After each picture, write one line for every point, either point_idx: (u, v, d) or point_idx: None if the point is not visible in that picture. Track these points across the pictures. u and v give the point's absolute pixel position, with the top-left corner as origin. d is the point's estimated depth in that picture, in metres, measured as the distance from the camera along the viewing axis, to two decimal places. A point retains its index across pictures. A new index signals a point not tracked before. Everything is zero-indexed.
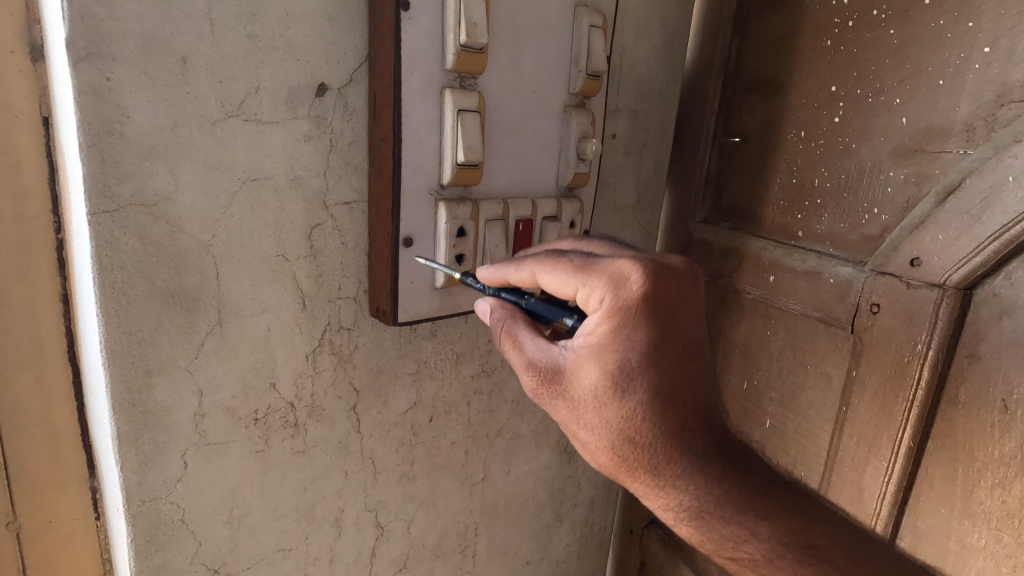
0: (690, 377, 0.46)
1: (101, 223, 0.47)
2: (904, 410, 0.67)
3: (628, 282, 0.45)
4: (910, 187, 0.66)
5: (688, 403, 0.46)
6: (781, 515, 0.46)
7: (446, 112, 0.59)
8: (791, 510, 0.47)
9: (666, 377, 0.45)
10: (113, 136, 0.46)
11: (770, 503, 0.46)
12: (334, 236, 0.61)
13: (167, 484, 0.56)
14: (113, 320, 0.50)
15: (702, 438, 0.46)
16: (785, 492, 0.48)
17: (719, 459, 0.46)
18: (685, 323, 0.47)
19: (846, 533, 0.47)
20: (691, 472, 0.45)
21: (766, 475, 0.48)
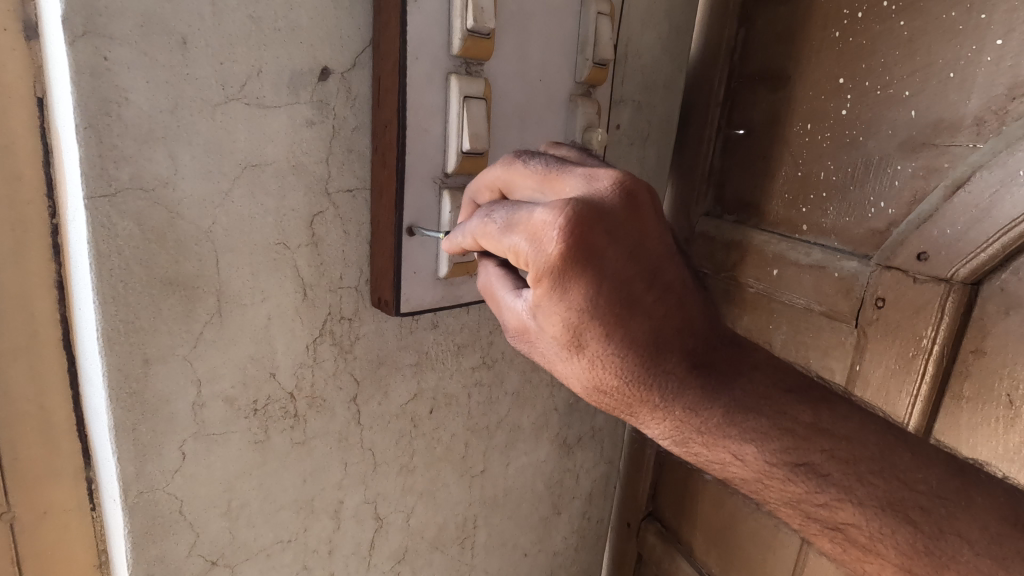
0: (653, 304, 0.43)
1: (98, 207, 0.46)
2: (907, 404, 0.67)
3: (547, 238, 0.40)
4: (917, 180, 0.66)
5: (655, 336, 0.43)
6: (769, 430, 0.44)
7: (451, 98, 0.58)
8: (783, 425, 0.45)
9: (622, 318, 0.42)
10: (111, 117, 0.45)
11: (756, 421, 0.45)
12: (335, 224, 0.60)
13: (165, 475, 0.55)
14: (111, 307, 0.48)
15: (675, 366, 0.44)
16: (778, 401, 0.46)
17: (696, 386, 0.44)
18: (637, 249, 0.42)
19: (852, 438, 0.45)
20: (666, 401, 0.44)
21: (756, 387, 0.46)
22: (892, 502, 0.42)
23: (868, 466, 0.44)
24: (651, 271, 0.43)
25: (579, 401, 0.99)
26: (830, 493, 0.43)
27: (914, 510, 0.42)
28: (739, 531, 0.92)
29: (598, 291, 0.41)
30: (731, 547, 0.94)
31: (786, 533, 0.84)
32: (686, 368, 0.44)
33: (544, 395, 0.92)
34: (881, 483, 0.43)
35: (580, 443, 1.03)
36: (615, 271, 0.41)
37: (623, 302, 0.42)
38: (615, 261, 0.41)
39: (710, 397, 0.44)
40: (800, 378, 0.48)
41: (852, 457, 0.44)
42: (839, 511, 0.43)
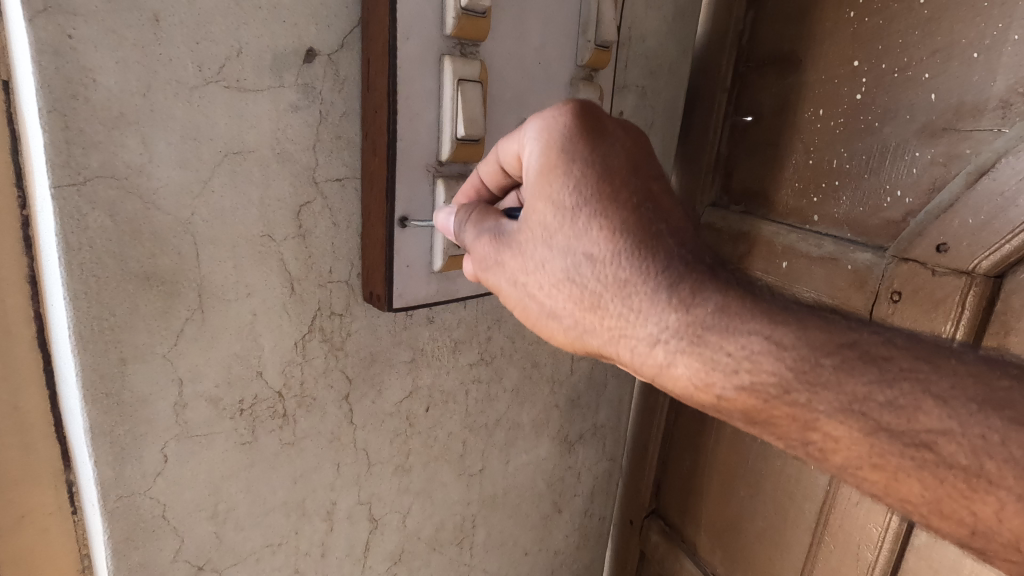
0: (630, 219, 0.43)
1: (65, 197, 0.43)
2: None
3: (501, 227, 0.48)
4: (937, 168, 0.62)
5: (634, 252, 0.42)
6: (792, 367, 0.38)
7: (444, 82, 0.55)
8: (814, 365, 0.38)
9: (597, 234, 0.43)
10: (77, 100, 0.42)
11: (770, 353, 0.39)
12: (324, 215, 0.57)
13: (145, 478, 0.53)
14: (83, 303, 0.46)
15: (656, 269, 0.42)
16: (803, 333, 0.39)
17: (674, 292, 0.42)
18: (618, 152, 0.45)
19: (912, 373, 0.36)
20: (638, 302, 0.42)
21: (775, 320, 0.40)
22: (970, 459, 0.34)
23: (937, 403, 0.35)
24: (623, 193, 0.43)
25: (581, 397, 0.96)
26: (880, 437, 0.36)
27: (988, 441, 0.33)
28: (744, 529, 0.90)
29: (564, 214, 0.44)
30: (737, 547, 0.91)
31: (795, 534, 0.81)
32: (670, 289, 0.42)
33: (544, 392, 0.90)
34: (926, 422, 0.35)
35: (581, 440, 1.01)
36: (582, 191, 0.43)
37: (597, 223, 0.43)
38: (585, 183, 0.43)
39: (704, 324, 0.41)
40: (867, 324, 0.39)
41: (910, 388, 0.36)
42: (904, 468, 0.35)
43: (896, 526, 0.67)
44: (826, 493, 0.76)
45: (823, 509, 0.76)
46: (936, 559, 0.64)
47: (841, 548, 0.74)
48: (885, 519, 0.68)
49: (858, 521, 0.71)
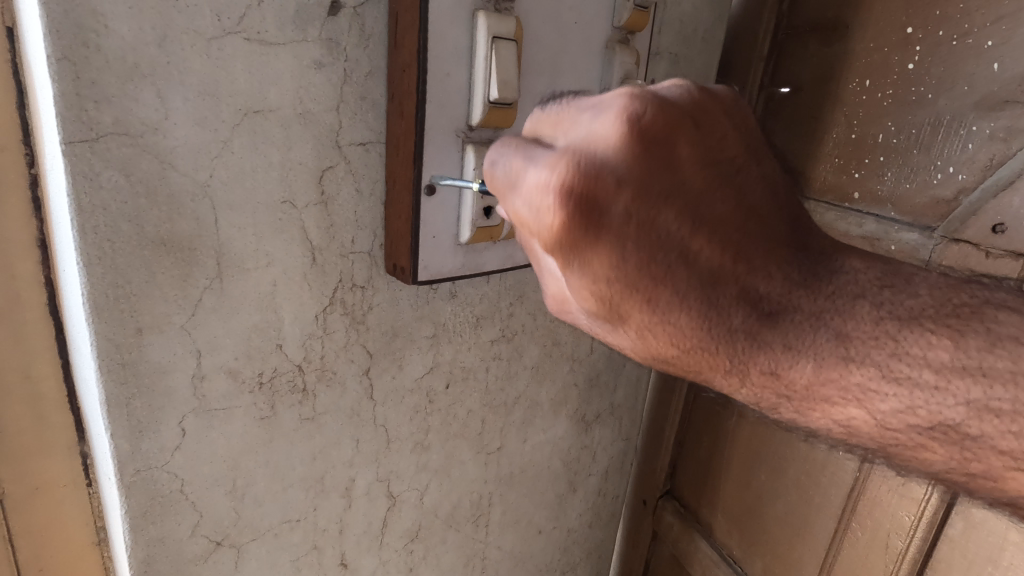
0: (755, 227, 0.40)
1: (78, 154, 0.40)
2: (924, 487, 0.65)
3: (614, 115, 0.37)
4: (996, 143, 0.59)
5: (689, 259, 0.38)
6: (882, 372, 0.40)
7: (478, 40, 0.51)
8: (913, 366, 0.40)
9: (707, 229, 0.38)
10: (89, 49, 0.39)
11: (856, 364, 0.41)
12: (347, 181, 0.54)
13: (163, 452, 0.51)
14: (98, 271, 0.43)
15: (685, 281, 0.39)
16: (895, 335, 0.41)
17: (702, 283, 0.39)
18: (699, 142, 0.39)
19: (1014, 375, 0.38)
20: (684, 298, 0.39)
21: (861, 326, 0.41)
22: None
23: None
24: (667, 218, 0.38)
25: (600, 376, 0.95)
26: (982, 443, 0.39)
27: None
28: (765, 515, 0.88)
29: (676, 184, 0.37)
30: (755, 529, 0.90)
31: (819, 522, 0.79)
32: (763, 305, 0.40)
33: (563, 370, 0.87)
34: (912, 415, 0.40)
35: (598, 419, 0.99)
36: (704, 163, 0.39)
37: (676, 212, 0.38)
38: (719, 130, 0.40)
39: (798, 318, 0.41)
40: (926, 286, 0.43)
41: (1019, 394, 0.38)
42: (1012, 472, 0.38)
43: (929, 514, 0.65)
44: (854, 479, 0.74)
45: (850, 495, 0.75)
46: (971, 548, 0.61)
47: (869, 537, 0.72)
48: (919, 507, 0.66)
49: (889, 507, 0.70)
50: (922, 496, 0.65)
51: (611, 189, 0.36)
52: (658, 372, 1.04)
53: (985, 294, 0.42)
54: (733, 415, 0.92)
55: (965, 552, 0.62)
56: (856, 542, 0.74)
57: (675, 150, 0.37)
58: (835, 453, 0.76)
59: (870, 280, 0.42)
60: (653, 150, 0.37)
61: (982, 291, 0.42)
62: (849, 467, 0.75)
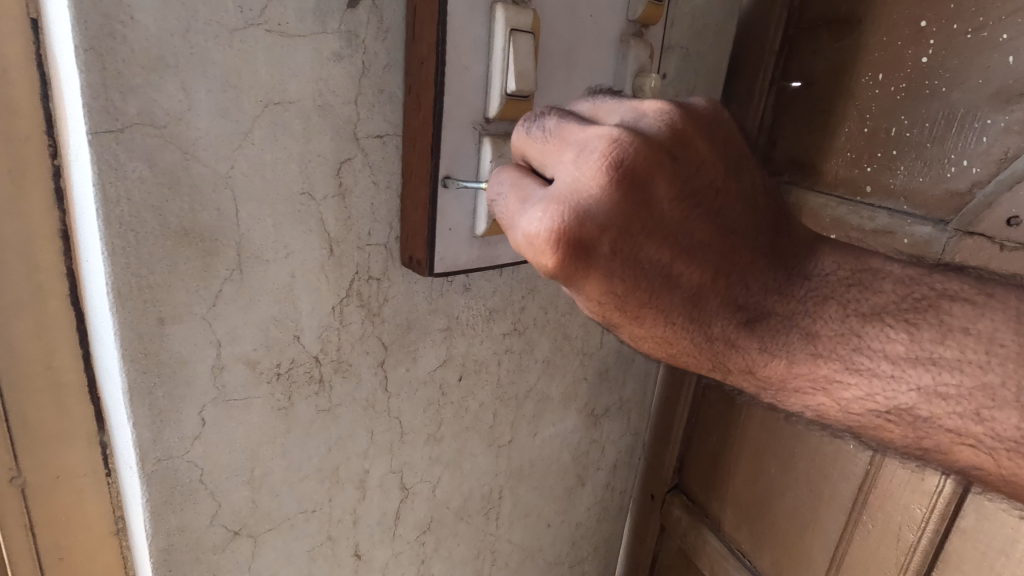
0: (732, 244, 0.42)
1: (104, 144, 0.40)
2: (936, 480, 0.65)
3: (598, 155, 0.38)
4: (1011, 136, 0.59)
5: (667, 275, 0.40)
6: (846, 365, 0.42)
7: (496, 32, 0.51)
8: (871, 357, 0.41)
9: (686, 254, 0.40)
10: (115, 39, 0.39)
11: (824, 360, 0.42)
12: (364, 173, 0.54)
13: (183, 441, 0.51)
14: (122, 260, 0.44)
15: (669, 294, 0.40)
16: (859, 331, 0.42)
17: (682, 294, 0.40)
18: (679, 165, 0.40)
19: (963, 362, 0.39)
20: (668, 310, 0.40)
21: (828, 324, 0.42)
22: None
23: (990, 386, 0.38)
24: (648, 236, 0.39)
25: (609, 371, 0.95)
26: (932, 424, 0.40)
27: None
28: (775, 509, 0.88)
29: (657, 214, 0.39)
30: (764, 523, 0.90)
31: (829, 515, 0.80)
32: (740, 313, 0.42)
33: (574, 364, 0.88)
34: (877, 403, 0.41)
35: (607, 414, 1.00)
36: (683, 182, 0.40)
37: (655, 229, 0.39)
38: (698, 155, 0.41)
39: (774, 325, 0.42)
40: (892, 281, 0.43)
41: (967, 380, 0.39)
42: (959, 446, 0.40)
43: (941, 507, 0.65)
44: (865, 473, 0.74)
45: (861, 489, 0.75)
46: (984, 541, 0.61)
47: (880, 530, 0.73)
48: (930, 500, 0.66)
49: (900, 500, 0.70)
50: (934, 489, 0.66)
51: (598, 227, 0.37)
52: (667, 366, 1.04)
53: (946, 285, 0.42)
54: (742, 409, 0.92)
55: (977, 545, 0.62)
56: (866, 535, 0.74)
57: (655, 183, 0.39)
58: (846, 447, 0.76)
59: (841, 280, 0.43)
60: (636, 186, 0.38)
61: (948, 283, 0.42)
62: (860, 461, 0.75)
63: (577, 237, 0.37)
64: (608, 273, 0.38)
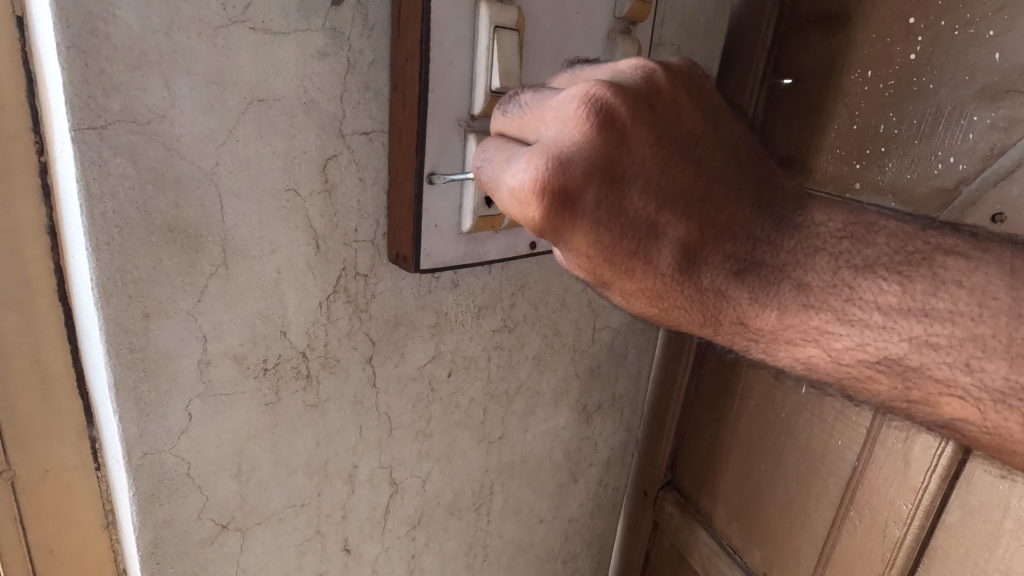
0: (717, 195, 0.42)
1: (87, 141, 0.41)
2: (923, 477, 0.65)
3: (577, 107, 0.38)
4: (997, 133, 0.59)
5: (658, 226, 0.39)
6: (838, 316, 0.41)
7: (480, 29, 0.51)
8: (864, 308, 0.41)
9: (675, 203, 0.40)
10: (97, 36, 0.39)
11: (814, 310, 0.42)
12: (350, 170, 0.54)
13: (170, 436, 0.52)
14: (107, 256, 0.44)
15: (660, 245, 0.40)
16: (850, 282, 0.41)
17: (675, 246, 0.40)
18: (659, 117, 0.40)
19: (956, 314, 0.39)
20: (660, 262, 0.40)
21: (819, 275, 0.42)
22: (1014, 389, 0.38)
23: (982, 338, 0.39)
24: (636, 185, 0.39)
25: (601, 367, 0.95)
26: (923, 374, 0.40)
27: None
28: (765, 505, 0.89)
29: (642, 163, 0.39)
30: (755, 519, 0.91)
31: (818, 510, 0.80)
32: (730, 264, 0.42)
33: (565, 360, 0.88)
34: (869, 352, 0.41)
35: (599, 410, 1.00)
36: (665, 134, 0.40)
37: (641, 180, 0.39)
38: (676, 108, 0.42)
39: (764, 276, 0.42)
40: (885, 235, 0.43)
41: (959, 330, 0.39)
42: (946, 397, 0.40)
43: (926, 502, 0.65)
44: (853, 468, 0.74)
45: (849, 484, 0.75)
46: (968, 536, 0.62)
47: (867, 525, 0.73)
48: (916, 496, 0.66)
49: (887, 496, 0.70)
50: (920, 485, 0.66)
51: (583, 175, 0.37)
52: (660, 363, 1.04)
53: (940, 239, 0.42)
54: (733, 405, 0.93)
55: (962, 540, 0.62)
56: (853, 531, 0.75)
57: (635, 131, 0.39)
58: (835, 443, 0.77)
59: (831, 231, 0.43)
60: (617, 134, 0.38)
61: (936, 238, 0.42)
62: (848, 456, 0.75)
63: (563, 185, 0.36)
64: (597, 224, 0.38)
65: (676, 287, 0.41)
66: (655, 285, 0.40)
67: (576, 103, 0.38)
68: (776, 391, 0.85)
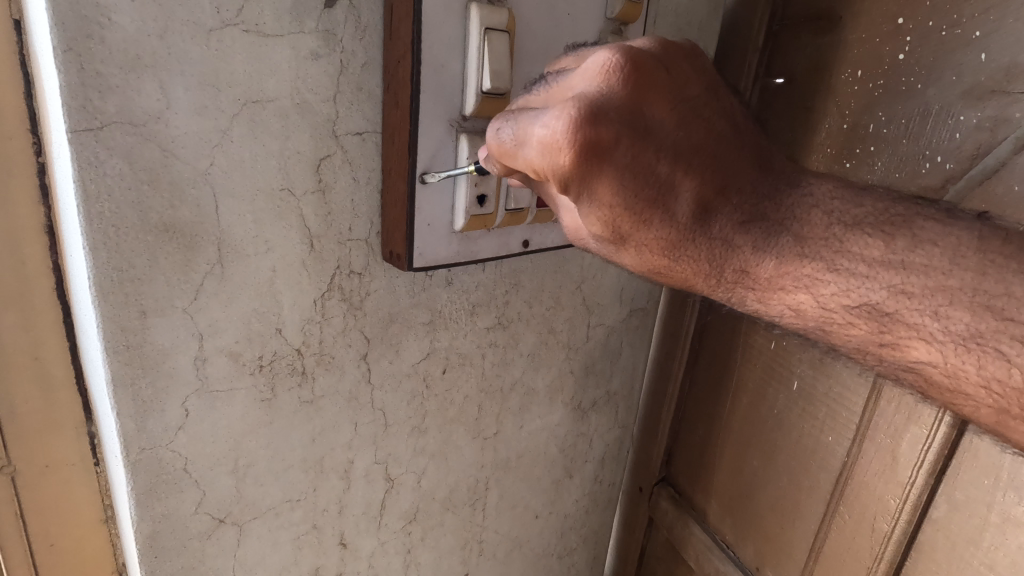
0: (725, 151, 0.42)
1: (83, 142, 0.42)
2: (910, 473, 0.66)
3: (604, 66, 0.39)
4: (982, 133, 0.60)
5: (672, 176, 0.40)
6: (828, 266, 0.42)
7: (471, 32, 0.52)
8: (850, 260, 0.42)
9: (688, 156, 0.40)
10: (93, 40, 0.40)
11: (809, 261, 0.43)
12: (344, 170, 0.55)
13: (167, 431, 0.53)
14: (104, 255, 0.45)
15: (673, 195, 0.40)
16: (840, 237, 0.42)
17: (688, 197, 0.40)
18: (673, 76, 0.41)
19: (931, 267, 0.40)
20: (671, 212, 0.40)
21: (815, 229, 0.43)
22: (975, 334, 0.38)
23: (951, 289, 0.39)
24: (653, 137, 0.39)
25: (596, 364, 0.96)
26: (896, 319, 0.41)
27: (989, 320, 0.38)
28: (757, 501, 0.89)
29: (661, 118, 0.39)
30: (747, 515, 0.92)
31: (809, 505, 0.81)
32: (737, 217, 0.42)
33: (559, 357, 0.89)
34: (852, 300, 0.42)
35: (594, 407, 1.01)
36: (678, 91, 0.41)
37: (658, 133, 0.39)
38: (686, 70, 0.42)
39: (768, 229, 0.43)
40: (871, 198, 0.44)
41: (929, 281, 0.40)
42: (909, 340, 0.41)
43: (914, 498, 0.66)
44: (842, 464, 0.75)
45: (839, 480, 0.76)
46: (954, 530, 0.63)
47: (856, 520, 0.74)
48: (903, 492, 0.67)
49: (875, 492, 0.71)
50: (907, 481, 0.67)
51: (609, 125, 0.37)
52: (654, 360, 1.05)
53: (921, 209, 0.43)
54: (727, 401, 0.94)
55: (948, 534, 0.63)
56: (842, 526, 0.76)
57: (656, 88, 0.39)
58: (825, 439, 0.77)
59: (826, 191, 0.44)
60: (637, 89, 0.38)
61: (917, 204, 0.43)
62: (838, 451, 0.76)
63: (595, 134, 0.36)
64: (617, 172, 0.38)
65: (683, 237, 0.41)
66: (663, 233, 0.41)
67: (601, 63, 0.39)
68: (768, 387, 0.86)
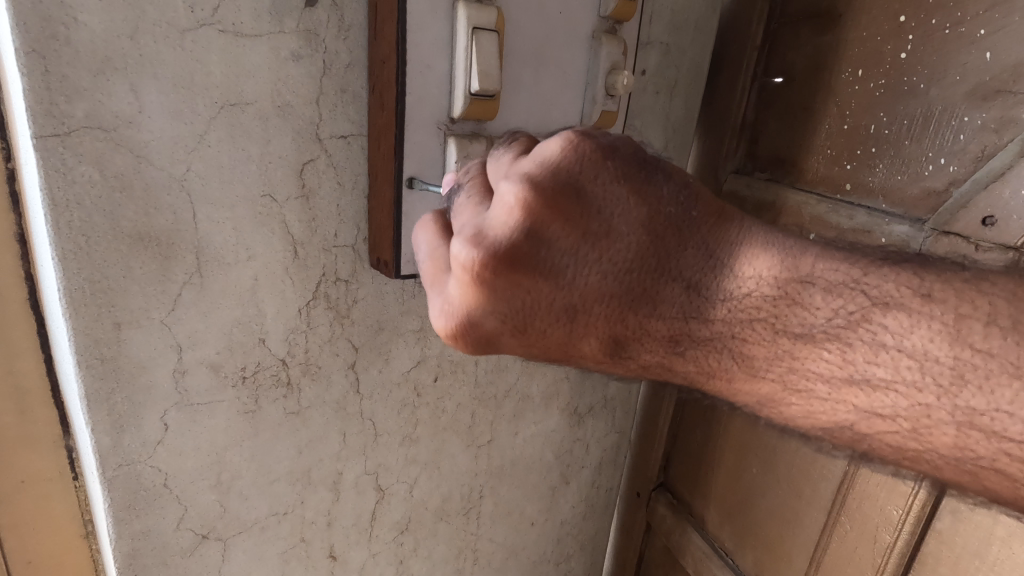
0: (647, 276, 0.37)
1: (50, 148, 0.40)
2: (913, 483, 0.65)
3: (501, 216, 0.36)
4: (987, 134, 0.58)
5: (579, 323, 0.38)
6: (784, 386, 0.38)
7: (459, 31, 0.50)
8: (810, 382, 0.37)
9: (592, 299, 0.38)
10: (58, 42, 0.38)
11: (763, 379, 0.39)
12: (328, 174, 0.53)
13: (146, 446, 0.51)
14: (75, 265, 0.43)
15: (585, 338, 0.39)
16: (793, 352, 0.37)
17: (602, 340, 0.39)
18: (569, 209, 0.36)
19: (901, 385, 0.35)
20: (586, 355, 0.40)
21: (757, 347, 0.38)
22: (970, 453, 0.33)
23: (930, 407, 0.34)
24: (546, 291, 0.37)
25: (592, 369, 0.94)
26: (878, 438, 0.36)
27: (985, 439, 0.33)
28: (757, 509, 0.88)
29: (555, 262, 0.37)
30: (747, 523, 0.90)
31: (810, 514, 0.79)
32: (665, 344, 0.39)
33: (555, 363, 0.87)
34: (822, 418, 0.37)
35: (590, 412, 0.99)
36: (575, 224, 0.36)
37: (554, 284, 0.37)
38: (586, 191, 0.36)
39: (706, 351, 0.39)
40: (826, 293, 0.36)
41: (905, 399, 0.35)
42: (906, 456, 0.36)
43: (917, 509, 0.64)
44: (843, 473, 0.74)
45: (840, 489, 0.74)
46: (959, 543, 0.61)
47: (857, 530, 0.72)
48: (906, 502, 0.66)
49: (877, 502, 0.69)
50: (910, 492, 0.65)
51: (493, 300, 0.37)
52: None
53: (879, 285, 0.35)
54: (726, 406, 0.92)
55: (953, 546, 0.62)
56: (843, 538, 0.74)
57: (546, 236, 0.36)
58: (826, 447, 0.76)
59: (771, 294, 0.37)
60: (522, 249, 0.36)
61: (885, 286, 0.35)
62: (839, 460, 0.74)
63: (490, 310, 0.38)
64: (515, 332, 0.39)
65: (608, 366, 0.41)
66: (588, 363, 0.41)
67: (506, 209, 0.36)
68: None
